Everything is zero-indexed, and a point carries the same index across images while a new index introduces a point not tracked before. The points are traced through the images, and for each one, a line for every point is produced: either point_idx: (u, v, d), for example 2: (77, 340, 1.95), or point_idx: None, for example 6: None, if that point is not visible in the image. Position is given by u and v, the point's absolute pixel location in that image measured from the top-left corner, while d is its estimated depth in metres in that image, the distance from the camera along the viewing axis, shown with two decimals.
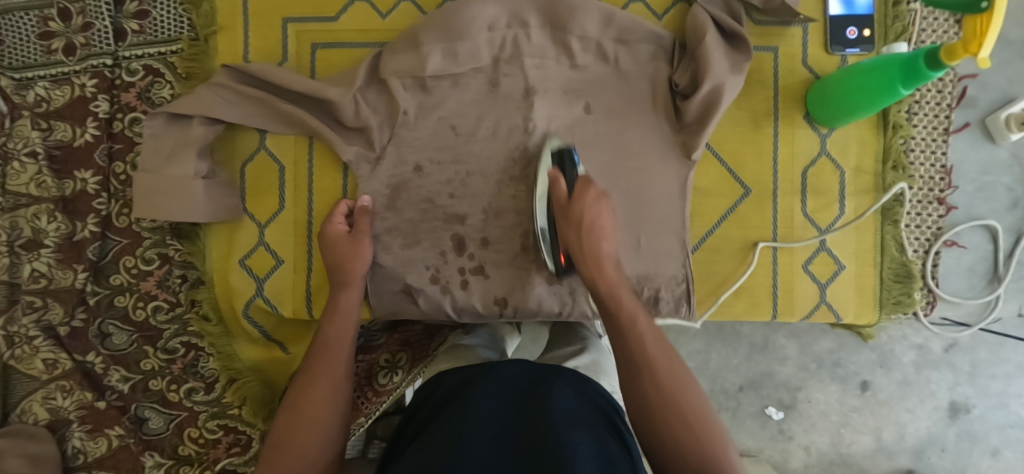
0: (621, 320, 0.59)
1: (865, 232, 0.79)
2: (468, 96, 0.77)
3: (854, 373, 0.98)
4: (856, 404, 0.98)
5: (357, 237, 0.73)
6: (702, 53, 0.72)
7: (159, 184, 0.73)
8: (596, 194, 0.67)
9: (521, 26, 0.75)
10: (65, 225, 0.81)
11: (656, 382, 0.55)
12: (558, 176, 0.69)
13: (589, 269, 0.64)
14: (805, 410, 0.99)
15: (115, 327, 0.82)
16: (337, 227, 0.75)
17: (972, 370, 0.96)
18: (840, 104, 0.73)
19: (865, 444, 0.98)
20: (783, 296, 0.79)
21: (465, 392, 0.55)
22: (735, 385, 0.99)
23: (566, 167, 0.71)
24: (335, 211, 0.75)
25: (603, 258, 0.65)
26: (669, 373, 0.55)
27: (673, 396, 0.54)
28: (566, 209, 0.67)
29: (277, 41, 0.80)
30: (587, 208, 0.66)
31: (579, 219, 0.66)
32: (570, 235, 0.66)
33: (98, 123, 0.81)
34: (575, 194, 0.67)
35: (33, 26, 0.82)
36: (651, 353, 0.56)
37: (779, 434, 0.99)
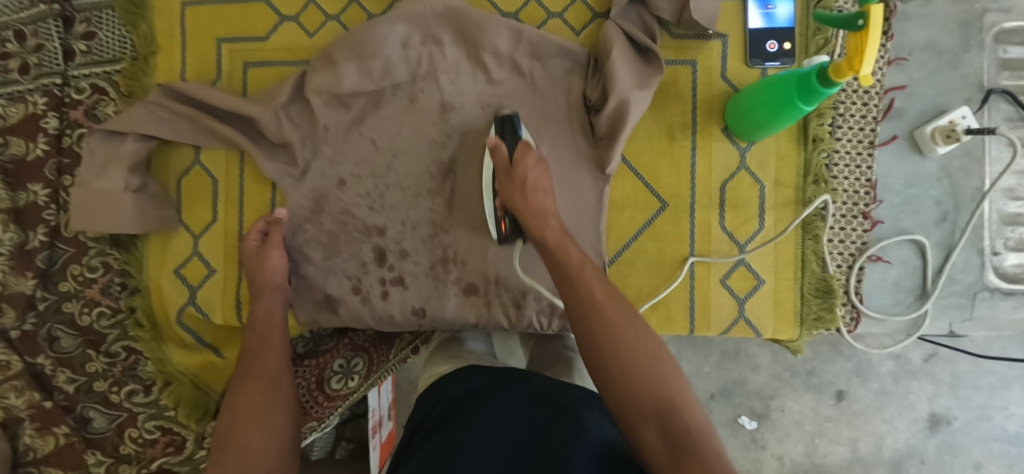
0: (570, 272, 0.60)
1: (785, 246, 0.78)
2: (388, 111, 0.79)
3: (829, 383, 0.97)
4: (831, 414, 0.97)
5: (266, 250, 0.76)
6: (608, 69, 0.73)
7: (88, 199, 0.76)
8: (535, 158, 0.70)
9: (436, 44, 0.77)
10: (18, 235, 0.85)
11: (605, 319, 0.55)
12: (499, 143, 0.71)
13: (534, 226, 0.66)
14: (779, 419, 0.98)
15: (62, 331, 0.86)
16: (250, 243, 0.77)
17: (953, 380, 0.94)
18: (750, 117, 0.73)
19: (841, 455, 0.97)
20: (699, 310, 0.79)
21: (473, 406, 0.58)
22: (706, 393, 0.99)
23: (508, 132, 0.73)
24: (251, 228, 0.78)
25: (546, 213, 0.66)
26: (622, 321, 0.54)
27: (622, 342, 0.53)
28: (509, 172, 0.69)
29: (211, 59, 0.84)
30: (530, 170, 0.69)
31: (521, 179, 0.68)
32: (515, 195, 0.68)
33: (48, 138, 0.86)
34: (517, 156, 0.70)
35: None
36: (596, 287, 0.57)
37: (751, 443, 0.98)
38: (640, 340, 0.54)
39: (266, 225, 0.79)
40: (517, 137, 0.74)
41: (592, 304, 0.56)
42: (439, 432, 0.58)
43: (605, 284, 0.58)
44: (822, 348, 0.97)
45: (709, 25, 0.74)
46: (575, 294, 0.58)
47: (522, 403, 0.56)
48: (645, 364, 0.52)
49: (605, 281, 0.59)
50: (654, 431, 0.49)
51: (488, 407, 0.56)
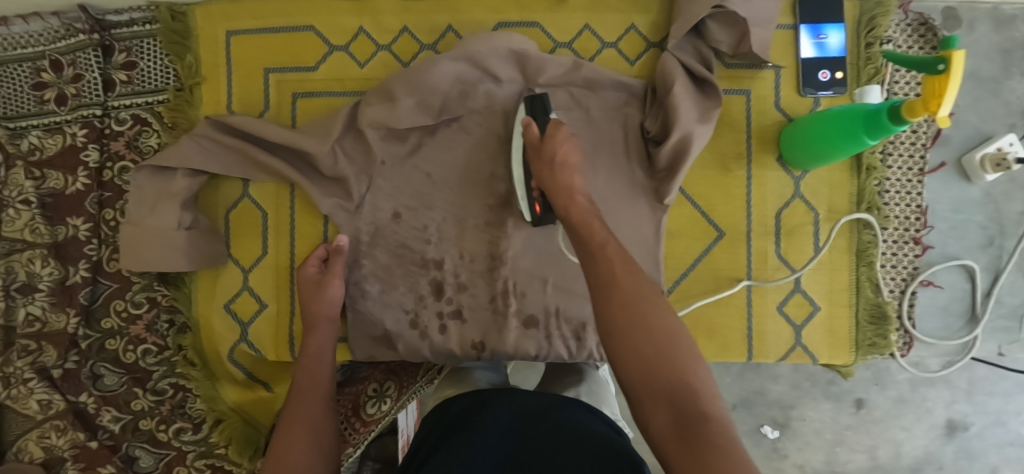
0: (592, 248, 0.54)
1: (839, 273, 0.79)
2: (442, 144, 0.79)
3: (848, 392, 0.98)
4: (851, 422, 0.98)
5: (328, 279, 0.75)
6: (670, 102, 0.73)
7: (141, 236, 0.75)
8: (567, 133, 0.64)
9: (492, 78, 0.76)
10: (58, 270, 0.84)
11: (624, 292, 0.50)
12: (531, 121, 0.67)
13: (560, 203, 0.60)
14: (799, 428, 0.99)
15: (106, 369, 0.84)
16: (310, 269, 0.77)
17: (969, 387, 0.96)
18: (808, 149, 0.73)
19: (861, 463, 0.98)
20: (757, 338, 0.79)
21: (477, 419, 0.58)
22: (729, 404, 1.00)
23: (540, 113, 0.69)
24: (312, 254, 0.77)
25: (574, 189, 0.60)
26: (634, 288, 0.50)
27: (636, 305, 0.49)
28: (538, 148, 0.64)
29: (258, 89, 0.82)
30: (560, 143, 0.63)
31: (551, 155, 0.63)
32: (544, 172, 0.63)
33: (89, 172, 0.84)
34: (548, 133, 0.65)
35: (27, 77, 0.85)
36: (615, 263, 0.52)
37: (773, 452, 0.99)
38: (660, 319, 0.49)
39: (326, 253, 0.78)
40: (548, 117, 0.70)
41: (614, 278, 0.51)
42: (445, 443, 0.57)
43: (623, 257, 0.52)
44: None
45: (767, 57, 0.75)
46: (592, 267, 0.53)
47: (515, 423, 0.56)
48: (662, 340, 0.48)
49: (625, 254, 0.53)
50: (666, 415, 0.45)
51: (485, 426, 0.56)
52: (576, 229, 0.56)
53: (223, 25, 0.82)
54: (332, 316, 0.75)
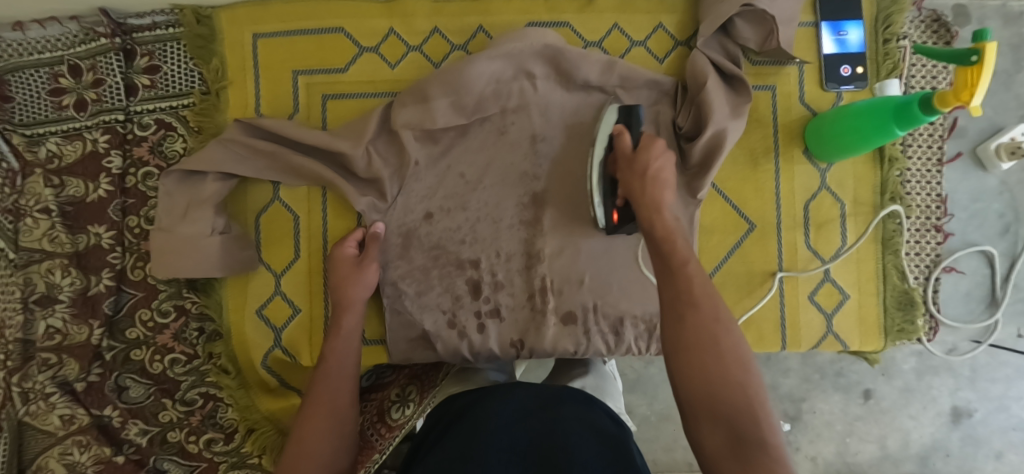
0: (675, 266, 0.56)
1: (866, 261, 0.81)
2: (475, 144, 0.79)
3: (857, 383, 1.01)
4: (860, 413, 1.00)
5: (364, 263, 0.75)
6: (703, 98, 0.74)
7: (174, 244, 0.73)
8: (662, 146, 0.65)
9: (527, 78, 0.77)
10: (79, 280, 0.82)
11: (700, 314, 0.53)
12: (625, 130, 0.67)
13: (643, 215, 0.62)
14: (810, 421, 1.01)
15: (132, 380, 0.82)
16: (347, 250, 0.76)
17: (971, 374, 0.99)
18: (837, 142, 0.76)
19: (871, 453, 1.00)
20: (790, 327, 0.81)
21: (488, 402, 0.57)
22: None
23: (633, 123, 0.69)
24: (348, 236, 0.77)
25: (661, 205, 0.62)
26: (712, 313, 0.53)
27: (710, 330, 0.52)
28: (631, 160, 0.65)
29: (287, 92, 0.81)
30: (654, 159, 0.64)
31: (644, 169, 0.64)
32: (634, 185, 0.63)
33: (111, 178, 0.82)
34: (641, 145, 0.66)
35: (44, 83, 0.83)
36: (695, 288, 0.54)
37: (786, 445, 1.01)
38: (729, 341, 0.52)
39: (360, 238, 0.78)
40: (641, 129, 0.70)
41: (691, 300, 0.54)
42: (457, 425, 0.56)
43: (708, 291, 0.54)
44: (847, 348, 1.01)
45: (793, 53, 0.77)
46: (672, 275, 0.56)
47: (525, 412, 0.55)
48: (728, 363, 0.51)
49: (706, 281, 0.55)
50: (723, 434, 0.50)
51: (494, 413, 0.54)
52: (659, 243, 0.59)
53: (250, 28, 0.81)
54: (363, 299, 0.74)
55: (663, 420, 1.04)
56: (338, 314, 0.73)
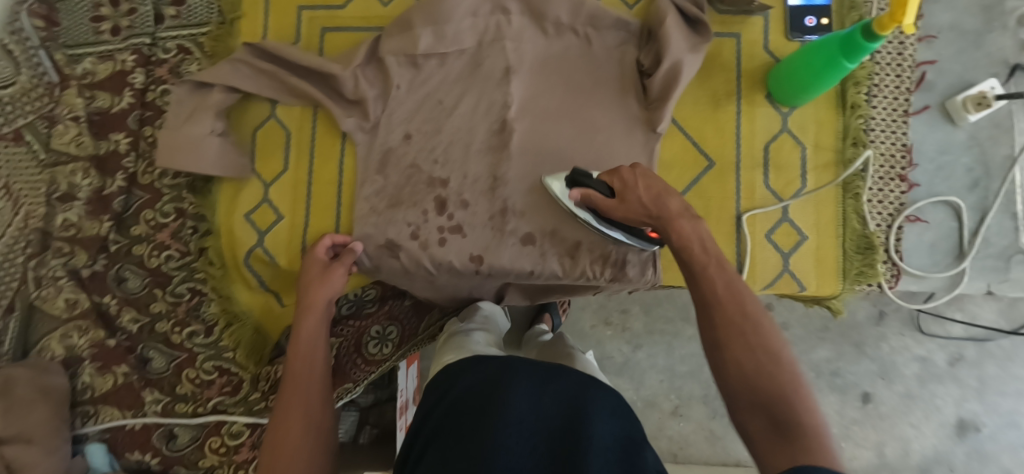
0: (676, 249, 0.58)
1: (825, 205, 0.83)
2: (453, 74, 0.85)
3: (854, 386, 1.06)
4: (857, 416, 1.05)
5: (332, 269, 0.79)
6: (662, 34, 0.79)
7: (175, 140, 0.82)
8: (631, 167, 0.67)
9: (503, 14, 0.84)
10: (96, 181, 0.92)
11: (727, 311, 0.52)
12: (590, 191, 0.70)
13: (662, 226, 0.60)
14: None
15: (131, 272, 0.90)
16: (320, 256, 0.82)
17: (978, 385, 1.04)
18: (793, 82, 0.78)
19: (868, 459, 1.04)
20: (745, 262, 0.82)
21: (500, 389, 0.55)
22: None
23: (582, 179, 0.73)
24: (319, 243, 0.82)
25: (676, 215, 0.60)
26: (724, 284, 0.53)
27: (740, 312, 0.51)
28: (619, 198, 0.66)
29: (292, 24, 0.90)
30: (641, 189, 0.64)
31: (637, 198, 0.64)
32: (642, 222, 0.64)
33: (134, 92, 0.92)
34: (618, 190, 0.67)
35: (86, 11, 0.95)
36: (718, 290, 0.53)
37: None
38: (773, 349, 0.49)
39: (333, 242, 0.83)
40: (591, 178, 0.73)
41: (719, 301, 0.52)
42: (465, 407, 0.56)
43: (727, 281, 0.53)
44: (845, 348, 1.06)
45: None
46: (690, 268, 0.56)
47: (542, 407, 0.53)
48: (756, 344, 0.50)
49: (727, 269, 0.55)
50: (763, 421, 0.47)
51: (514, 400, 0.53)
52: (683, 262, 0.57)
53: None
54: (327, 300, 0.78)
55: (648, 407, 1.11)
56: (302, 313, 0.77)
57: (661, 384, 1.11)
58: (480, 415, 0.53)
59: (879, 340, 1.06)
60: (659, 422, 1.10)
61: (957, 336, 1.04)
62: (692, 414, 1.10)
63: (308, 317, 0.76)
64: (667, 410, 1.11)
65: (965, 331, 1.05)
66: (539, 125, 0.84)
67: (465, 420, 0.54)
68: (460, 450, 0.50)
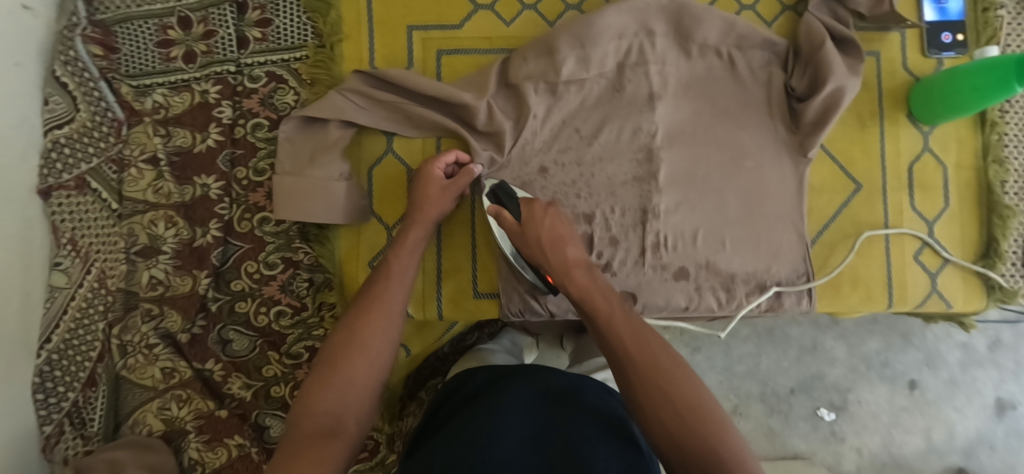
0: (601, 321, 0.56)
1: (968, 223, 0.83)
2: (592, 99, 0.80)
3: (903, 373, 1.05)
4: (906, 404, 1.05)
5: (450, 191, 0.73)
6: (824, 57, 0.76)
7: (302, 187, 0.75)
8: (543, 206, 0.68)
9: (647, 35, 0.79)
10: (186, 231, 0.81)
11: (639, 364, 0.51)
12: (499, 212, 0.69)
13: (560, 278, 0.63)
14: (856, 411, 1.05)
15: (235, 333, 0.82)
16: (437, 171, 0.73)
17: (1015, 367, 1.04)
18: (945, 102, 0.77)
19: (917, 444, 1.04)
20: (896, 285, 0.81)
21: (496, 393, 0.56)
22: (787, 388, 1.05)
23: (504, 200, 0.72)
24: (440, 158, 0.74)
25: (571, 264, 0.63)
26: (635, 339, 0.53)
27: (649, 365, 0.51)
28: (523, 235, 0.67)
29: (402, 46, 0.81)
30: (543, 227, 0.66)
31: (539, 238, 0.66)
32: (536, 257, 0.66)
33: (222, 128, 0.82)
34: (524, 217, 0.68)
35: (152, 35, 0.83)
36: (627, 340, 0.53)
37: (831, 435, 1.05)
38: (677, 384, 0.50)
39: (457, 159, 0.76)
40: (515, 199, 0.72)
41: (626, 353, 0.53)
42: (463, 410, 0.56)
43: (635, 329, 0.54)
44: (893, 339, 1.06)
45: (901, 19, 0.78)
46: (592, 320, 0.57)
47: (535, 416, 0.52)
48: (680, 404, 0.49)
49: (631, 318, 0.56)
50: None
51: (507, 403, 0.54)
52: (580, 304, 0.59)
53: None
54: (434, 220, 0.72)
55: None
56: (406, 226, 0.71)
57: (720, 385, 1.05)
58: (475, 411, 0.54)
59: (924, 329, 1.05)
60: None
61: (995, 320, 1.04)
62: (751, 413, 1.05)
63: (415, 228, 0.70)
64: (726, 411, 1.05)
65: (999, 315, 1.05)
66: (689, 152, 0.80)
67: (464, 414, 0.55)
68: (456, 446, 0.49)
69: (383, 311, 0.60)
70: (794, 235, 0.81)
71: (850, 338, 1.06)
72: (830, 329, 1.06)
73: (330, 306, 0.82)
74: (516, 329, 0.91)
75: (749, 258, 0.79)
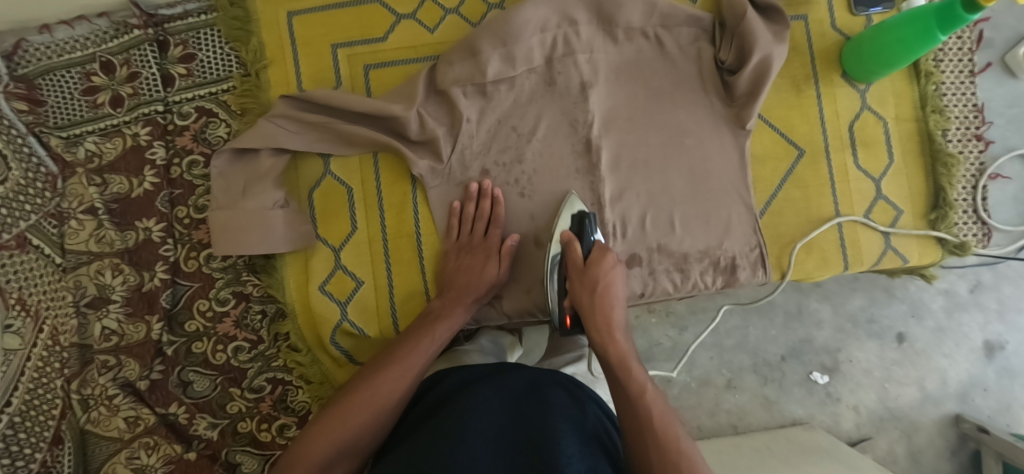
0: (632, 395, 0.58)
1: (914, 176, 0.83)
2: (525, 95, 0.79)
3: (890, 327, 1.05)
4: (896, 357, 1.05)
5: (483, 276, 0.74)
6: (747, 27, 0.76)
7: (240, 219, 0.74)
8: (611, 260, 0.70)
9: (570, 25, 0.78)
10: (132, 277, 0.81)
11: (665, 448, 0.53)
12: (573, 239, 0.71)
13: (600, 339, 0.65)
14: (848, 370, 1.05)
15: (195, 373, 0.81)
16: (451, 260, 0.76)
17: (1000, 307, 1.03)
18: (876, 58, 0.77)
19: (911, 395, 1.04)
20: (850, 246, 0.81)
21: (468, 394, 0.54)
22: (778, 356, 1.05)
23: (584, 234, 0.72)
24: (489, 232, 0.75)
25: (613, 326, 0.66)
26: (665, 423, 0.55)
27: (673, 449, 0.53)
28: (582, 273, 0.69)
29: (328, 65, 0.81)
30: (603, 272, 0.69)
31: (592, 285, 0.68)
32: (583, 298, 0.68)
33: (156, 170, 0.82)
34: (591, 258, 0.70)
35: (76, 83, 0.82)
36: (655, 421, 0.55)
37: (827, 397, 1.05)
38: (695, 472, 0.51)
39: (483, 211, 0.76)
40: (593, 239, 0.73)
41: (650, 420, 0.55)
42: (437, 415, 0.54)
43: (662, 409, 0.57)
44: (877, 294, 1.05)
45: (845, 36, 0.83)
46: (624, 391, 0.59)
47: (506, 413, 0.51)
48: None
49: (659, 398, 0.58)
50: None
51: (479, 401, 0.52)
52: (616, 371, 0.61)
53: (284, 7, 0.80)
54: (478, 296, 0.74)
55: (704, 385, 1.04)
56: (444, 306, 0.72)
57: (711, 362, 1.04)
58: (450, 413, 0.52)
59: (906, 280, 1.04)
60: (716, 398, 1.04)
61: (973, 264, 1.03)
62: (745, 385, 1.04)
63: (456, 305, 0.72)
64: (720, 385, 1.04)
65: (977, 258, 1.04)
66: (628, 136, 0.79)
67: (436, 421, 0.52)
68: (430, 447, 0.48)
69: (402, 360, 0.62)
70: (742, 208, 0.80)
71: (833, 298, 1.05)
72: (813, 292, 1.05)
73: (287, 336, 0.82)
74: (494, 327, 0.86)
75: (696, 235, 0.79)
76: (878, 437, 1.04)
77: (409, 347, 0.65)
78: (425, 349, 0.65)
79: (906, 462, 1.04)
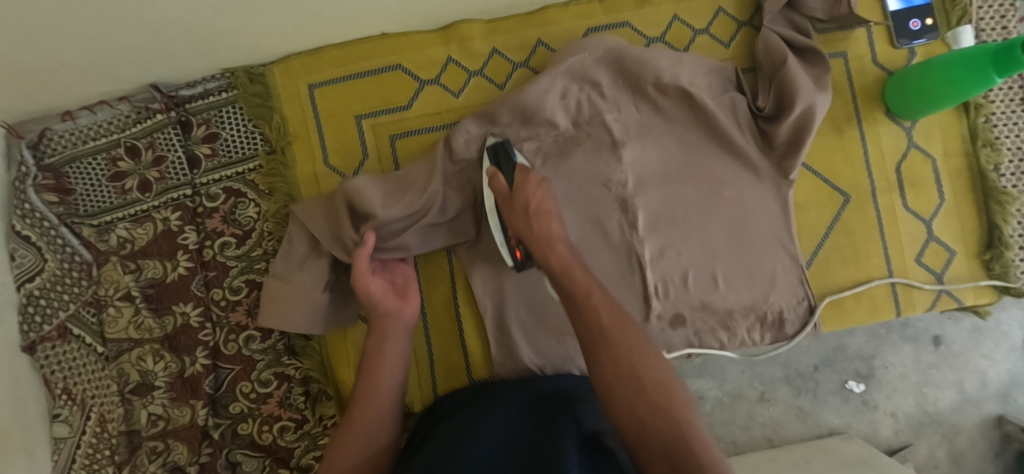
0: (579, 301, 0.56)
1: (966, 214, 0.79)
2: (554, 158, 0.76)
3: (925, 330, 0.98)
4: (933, 360, 0.97)
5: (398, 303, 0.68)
6: (787, 76, 0.72)
7: (289, 297, 0.73)
8: (537, 180, 0.66)
9: (597, 84, 0.74)
10: (174, 362, 0.81)
11: (616, 346, 0.53)
12: (497, 173, 0.67)
13: (543, 252, 0.60)
14: (884, 377, 0.97)
15: (243, 455, 0.81)
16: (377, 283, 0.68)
17: None
18: (923, 97, 0.73)
19: (951, 398, 0.97)
20: (902, 294, 0.79)
21: (485, 416, 0.58)
22: (810, 366, 0.97)
23: (501, 160, 0.70)
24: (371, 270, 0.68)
25: (555, 238, 0.61)
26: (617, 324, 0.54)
27: (627, 362, 0.53)
28: (509, 199, 0.65)
29: (354, 138, 0.79)
30: (533, 195, 0.64)
31: (523, 205, 0.64)
32: (519, 224, 0.63)
33: (189, 254, 0.81)
34: (517, 183, 0.65)
35: (103, 170, 0.81)
36: (608, 325, 0.54)
37: (863, 405, 0.97)
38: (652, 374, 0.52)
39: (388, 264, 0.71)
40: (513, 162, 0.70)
41: (602, 338, 0.54)
42: (454, 435, 0.57)
43: (617, 314, 0.55)
44: None
45: (882, 69, 0.80)
46: (571, 300, 0.56)
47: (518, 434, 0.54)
48: (655, 393, 0.51)
49: (615, 304, 0.56)
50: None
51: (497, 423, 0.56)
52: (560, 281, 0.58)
53: (305, 79, 0.78)
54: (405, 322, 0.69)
55: (736, 400, 0.96)
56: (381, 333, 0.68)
57: (743, 375, 0.96)
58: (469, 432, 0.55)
59: None
60: (749, 412, 0.96)
61: None
62: (779, 397, 0.96)
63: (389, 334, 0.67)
64: (754, 398, 0.96)
65: None
66: (665, 194, 0.76)
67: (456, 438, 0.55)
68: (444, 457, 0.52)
69: (380, 382, 0.64)
70: (788, 260, 0.78)
71: None
72: None
73: (332, 416, 0.82)
74: None
75: (741, 292, 0.77)
76: (918, 442, 0.97)
77: (391, 344, 0.67)
78: (392, 352, 0.66)
79: (949, 465, 0.98)
